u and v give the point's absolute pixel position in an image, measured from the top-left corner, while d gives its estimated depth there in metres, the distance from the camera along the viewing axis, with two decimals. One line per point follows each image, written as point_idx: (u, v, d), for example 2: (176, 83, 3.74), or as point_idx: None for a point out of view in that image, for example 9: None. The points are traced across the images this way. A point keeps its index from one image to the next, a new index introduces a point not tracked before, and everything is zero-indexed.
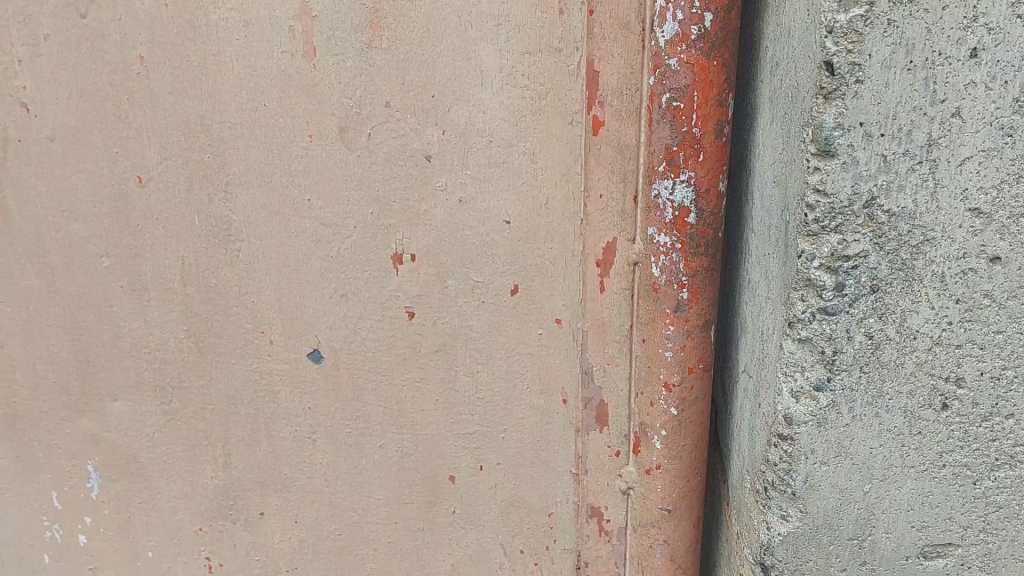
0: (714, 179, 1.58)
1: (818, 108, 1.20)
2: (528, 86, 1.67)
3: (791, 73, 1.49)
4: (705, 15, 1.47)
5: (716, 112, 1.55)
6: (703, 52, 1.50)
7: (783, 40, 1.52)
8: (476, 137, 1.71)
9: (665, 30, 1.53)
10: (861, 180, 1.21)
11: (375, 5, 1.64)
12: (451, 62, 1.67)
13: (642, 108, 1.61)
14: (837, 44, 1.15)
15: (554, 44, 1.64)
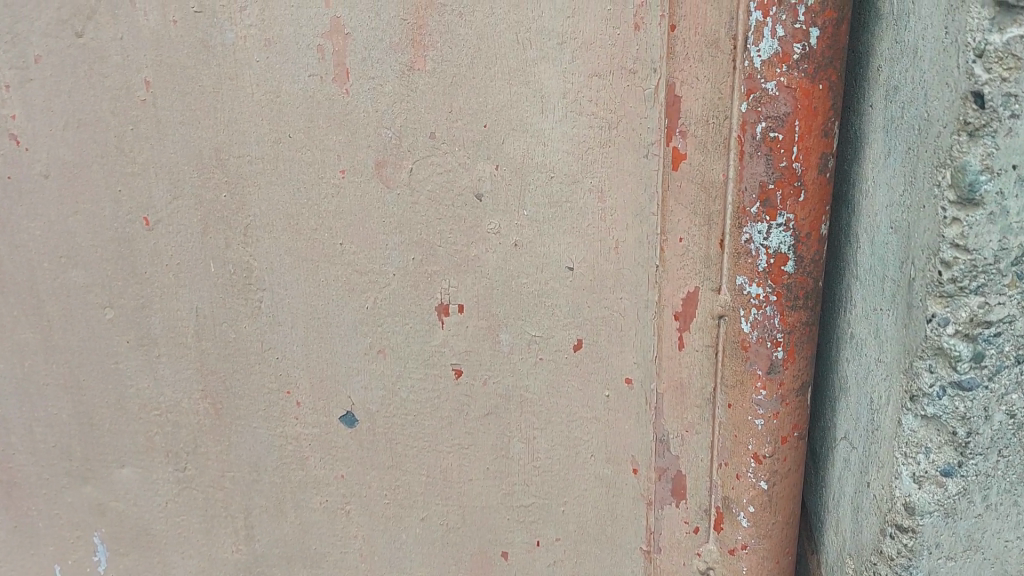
0: (816, 221, 1.33)
1: (958, 150, 1.11)
2: (597, 113, 1.43)
3: (919, 95, 1.23)
4: (810, 30, 1.25)
5: (820, 145, 1.31)
6: (806, 73, 1.27)
7: (907, 58, 1.27)
8: (535, 172, 1.47)
9: (761, 49, 1.30)
10: (1010, 233, 1.13)
11: (418, 20, 1.40)
12: (506, 86, 1.43)
13: (731, 140, 1.37)
14: (990, 70, 1.06)
15: (628, 65, 1.40)
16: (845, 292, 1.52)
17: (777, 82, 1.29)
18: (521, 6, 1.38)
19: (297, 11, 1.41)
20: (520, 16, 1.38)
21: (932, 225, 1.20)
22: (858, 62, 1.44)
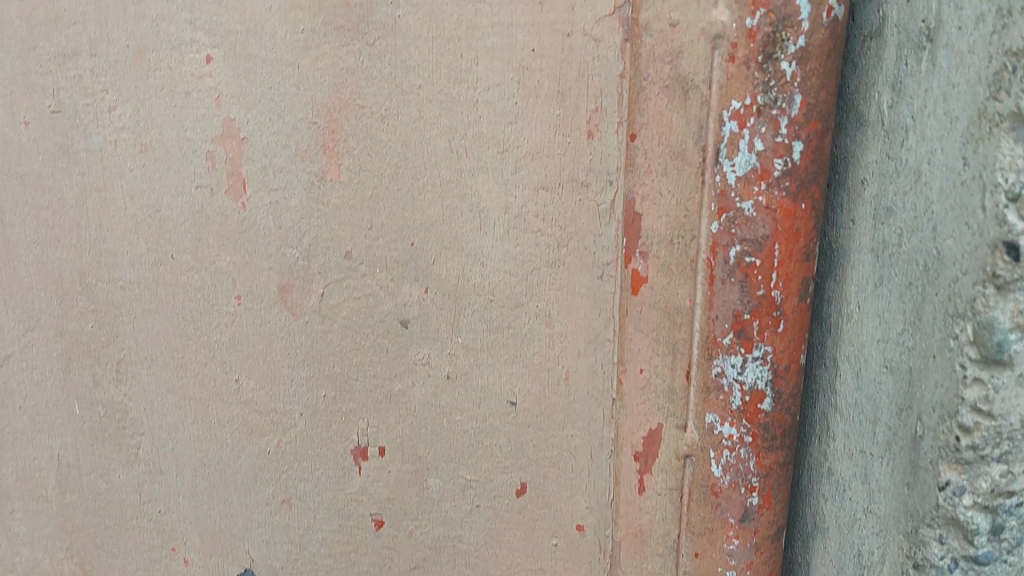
0: (795, 353, 1.17)
1: (985, 305, 0.98)
2: (544, 229, 1.22)
3: (925, 227, 1.06)
4: (794, 145, 1.09)
5: (801, 270, 1.15)
6: (789, 192, 1.11)
7: (906, 180, 1.10)
8: (471, 295, 1.25)
9: (736, 163, 1.12)
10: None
11: (331, 123, 1.16)
12: (437, 200, 1.20)
13: (700, 262, 1.18)
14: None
15: (579, 177, 1.19)
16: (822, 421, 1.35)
17: (755, 202, 1.12)
18: (456, 110, 1.16)
19: (179, 112, 1.17)
20: (455, 121, 1.16)
21: (948, 384, 1.04)
22: (838, 165, 1.27)
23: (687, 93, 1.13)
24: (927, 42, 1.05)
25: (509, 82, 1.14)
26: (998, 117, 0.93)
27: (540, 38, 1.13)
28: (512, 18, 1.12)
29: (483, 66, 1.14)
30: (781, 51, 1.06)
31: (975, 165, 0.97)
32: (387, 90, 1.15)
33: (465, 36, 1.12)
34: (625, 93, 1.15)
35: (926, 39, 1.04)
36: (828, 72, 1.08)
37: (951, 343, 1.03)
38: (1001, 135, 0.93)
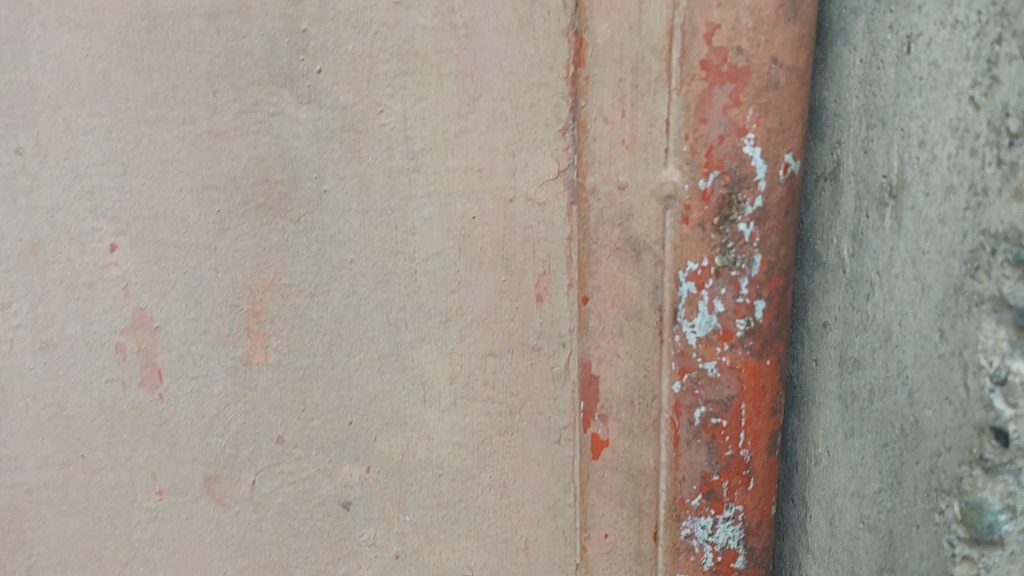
0: (766, 506, 1.10)
1: (972, 485, 0.91)
2: (494, 395, 1.12)
3: (900, 390, 0.99)
4: (756, 302, 1.00)
5: (769, 424, 1.07)
6: (754, 350, 1.02)
7: (874, 336, 1.03)
8: (417, 470, 1.15)
9: (696, 323, 1.02)
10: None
11: (254, 305, 1.08)
12: (376, 376, 1.11)
13: (662, 422, 1.08)
14: (1014, 406, 0.85)
15: (529, 340, 1.10)
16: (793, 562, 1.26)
17: (719, 363, 1.02)
18: (391, 282, 1.07)
19: (82, 304, 1.11)
20: (392, 293, 1.07)
21: (934, 559, 0.96)
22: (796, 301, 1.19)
23: (639, 255, 1.04)
24: (889, 198, 0.98)
25: (449, 250, 1.06)
26: (978, 296, 0.87)
27: (481, 206, 1.04)
28: (449, 186, 1.04)
29: (420, 237, 1.05)
30: (738, 212, 0.97)
31: (953, 339, 0.90)
32: (315, 267, 1.06)
33: (400, 207, 1.04)
34: (574, 255, 1.06)
35: (889, 195, 0.97)
36: (787, 227, 1.00)
37: (936, 518, 0.95)
38: (982, 316, 0.87)
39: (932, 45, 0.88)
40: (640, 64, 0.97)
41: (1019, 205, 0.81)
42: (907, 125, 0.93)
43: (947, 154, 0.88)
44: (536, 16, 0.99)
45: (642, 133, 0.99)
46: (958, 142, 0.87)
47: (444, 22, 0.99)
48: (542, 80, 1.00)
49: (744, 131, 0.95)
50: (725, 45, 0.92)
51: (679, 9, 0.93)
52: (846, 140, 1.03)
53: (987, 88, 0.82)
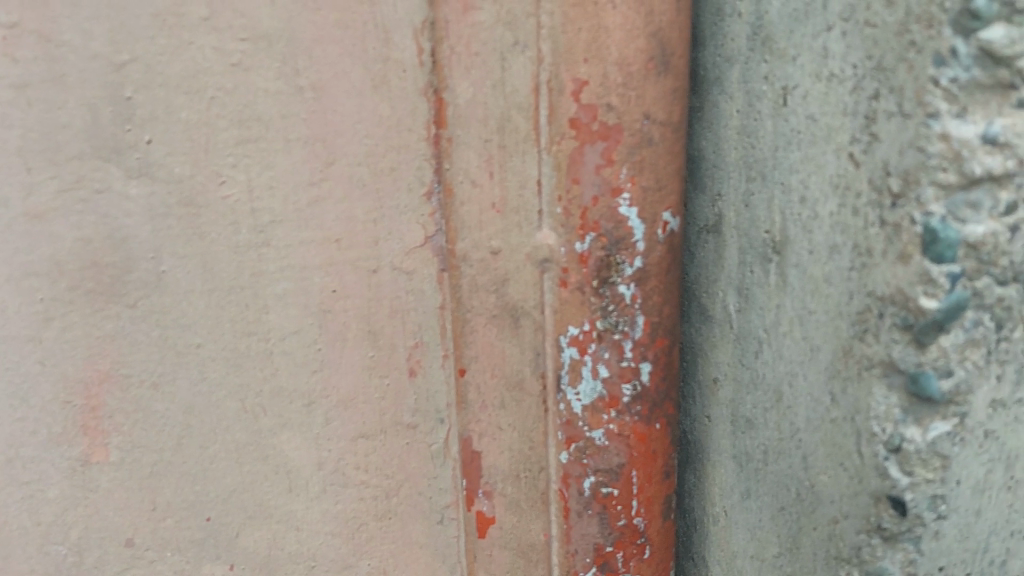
0: (664, 570, 1.06)
1: (872, 555, 0.83)
2: (368, 480, 1.04)
3: (793, 454, 0.91)
4: (641, 365, 0.96)
5: (663, 488, 1.02)
6: (642, 415, 0.97)
7: (765, 397, 0.94)
8: (286, 565, 1.05)
9: (581, 391, 0.96)
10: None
11: (90, 399, 0.96)
12: (234, 467, 1.01)
13: (551, 494, 1.02)
14: (910, 474, 0.78)
15: (403, 419, 1.02)
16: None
17: (607, 430, 0.97)
18: (245, 366, 0.97)
19: None
20: (246, 379, 0.98)
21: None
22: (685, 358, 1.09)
23: (517, 321, 0.97)
24: (773, 254, 0.90)
25: (307, 328, 0.97)
26: (867, 360, 0.80)
27: (341, 278, 0.97)
28: (303, 260, 0.95)
29: (274, 315, 0.97)
30: (617, 274, 0.92)
31: (844, 405, 0.83)
32: (157, 354, 0.95)
33: (249, 284, 0.95)
34: (448, 325, 0.99)
35: (773, 250, 0.89)
36: (669, 285, 0.95)
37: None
38: (872, 380, 0.80)
39: (808, 98, 0.82)
40: (506, 124, 0.92)
41: (906, 265, 0.74)
42: (787, 179, 0.86)
43: (829, 212, 0.81)
44: (390, 74, 0.91)
45: (513, 196, 0.94)
46: (840, 199, 0.80)
47: (288, 83, 0.90)
48: (402, 142, 0.94)
49: (619, 191, 0.90)
50: (594, 102, 0.88)
51: (545, 65, 0.89)
52: (726, 192, 0.95)
53: (867, 144, 0.76)
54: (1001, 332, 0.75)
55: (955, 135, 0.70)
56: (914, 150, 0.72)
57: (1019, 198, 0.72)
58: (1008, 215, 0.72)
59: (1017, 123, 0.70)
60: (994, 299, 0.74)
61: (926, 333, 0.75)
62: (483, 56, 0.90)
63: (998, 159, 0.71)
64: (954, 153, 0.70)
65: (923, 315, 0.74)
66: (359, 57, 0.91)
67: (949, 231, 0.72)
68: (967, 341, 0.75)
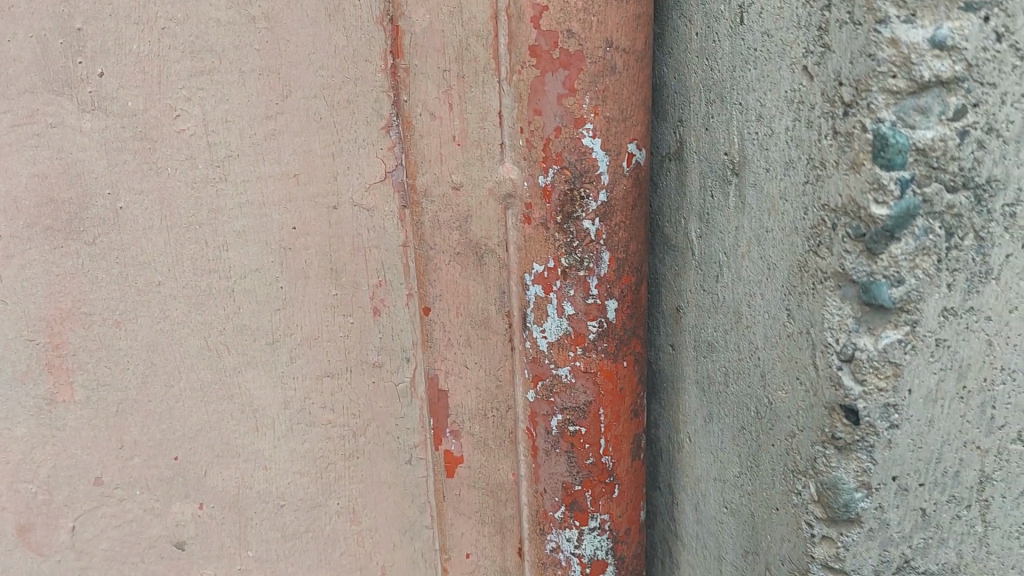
0: (632, 513, 1.02)
1: (827, 466, 0.79)
2: (335, 419, 1.06)
3: (754, 376, 0.89)
4: (608, 302, 0.92)
5: (630, 428, 0.98)
6: (607, 352, 0.94)
7: (725, 319, 0.94)
8: (255, 504, 1.06)
9: (547, 329, 0.94)
10: (890, 546, 0.78)
11: (54, 337, 0.97)
12: (200, 407, 1.02)
13: (519, 433, 1.00)
14: (862, 383, 0.75)
15: (368, 357, 1.05)
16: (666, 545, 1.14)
17: (572, 368, 0.94)
18: (207, 304, 0.99)
19: None
20: (210, 316, 1.00)
21: (796, 539, 0.85)
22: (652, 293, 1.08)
23: (481, 259, 0.96)
24: (733, 176, 0.89)
25: (268, 265, 1.00)
26: (821, 272, 0.77)
27: (302, 215, 1.00)
28: (262, 196, 0.99)
29: (234, 252, 0.99)
30: (582, 209, 0.90)
31: (800, 319, 0.81)
32: (119, 291, 0.97)
33: (208, 221, 0.98)
34: (411, 262, 1.03)
35: (732, 172, 0.88)
36: (636, 221, 0.93)
37: (794, 499, 0.85)
38: (826, 292, 0.77)
39: (763, 15, 0.80)
40: (465, 53, 0.92)
41: (857, 175, 0.72)
42: (744, 99, 0.85)
43: (784, 129, 0.79)
44: (343, 1, 0.96)
45: (473, 127, 0.94)
46: (794, 114, 0.78)
47: (240, 14, 0.94)
48: (359, 73, 0.98)
49: (582, 122, 0.87)
50: (554, 28, 0.86)
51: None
52: (688, 118, 0.95)
53: (818, 56, 0.74)
54: (951, 240, 0.70)
55: (903, 40, 0.67)
56: (864, 58, 0.69)
57: (968, 104, 0.67)
58: (956, 121, 0.68)
59: (967, 25, 0.66)
60: (943, 207, 0.70)
61: (877, 242, 0.71)
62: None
63: (947, 64, 0.67)
64: (903, 59, 0.67)
65: (874, 223, 0.71)
66: None
67: (898, 137, 0.69)
68: (917, 250, 0.71)
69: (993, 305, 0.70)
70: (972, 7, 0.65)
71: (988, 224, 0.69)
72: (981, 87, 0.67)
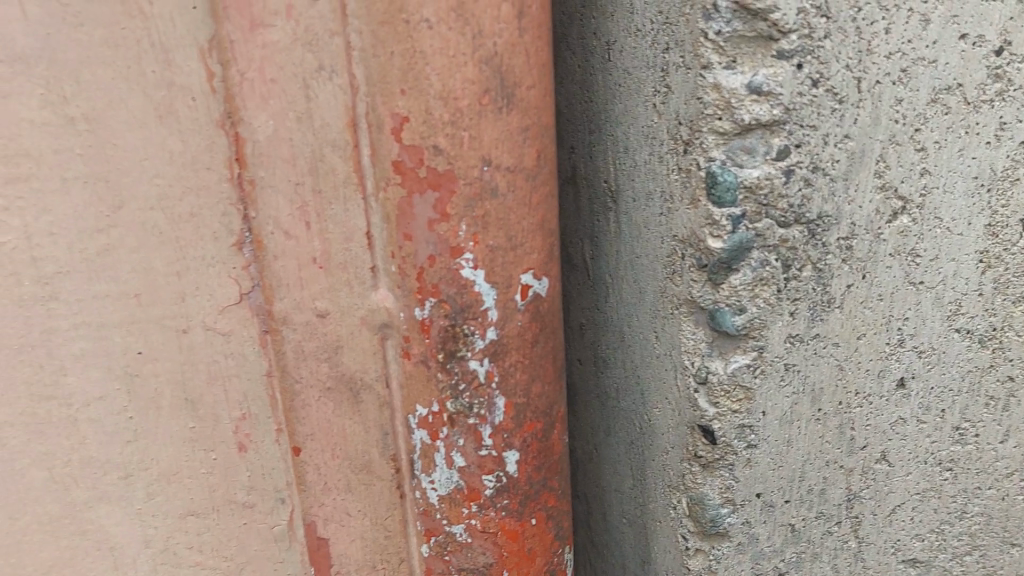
0: None
1: (694, 481, 0.96)
2: (205, 554, 1.04)
3: (634, 391, 1.05)
4: (506, 454, 0.91)
5: None
6: (510, 510, 0.93)
7: (614, 337, 1.07)
8: None
9: (435, 479, 0.93)
10: (762, 558, 1.00)
11: None
12: (49, 543, 1.03)
13: None
14: (715, 404, 0.91)
15: (237, 496, 1.02)
16: (586, 553, 1.27)
17: (467, 524, 0.93)
18: (48, 433, 0.98)
19: None
20: (52, 448, 0.98)
21: (676, 551, 1.03)
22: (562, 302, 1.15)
23: (357, 395, 0.94)
24: (611, 203, 1.02)
25: (113, 393, 0.97)
26: (677, 299, 0.92)
27: (146, 338, 0.95)
28: (101, 316, 0.94)
29: (74, 376, 0.96)
30: (467, 347, 0.87)
31: (665, 340, 0.96)
32: None
33: (44, 342, 0.95)
34: (277, 394, 0.97)
35: (611, 199, 1.02)
36: (534, 358, 0.90)
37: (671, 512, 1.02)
38: (681, 318, 0.92)
39: (624, 52, 0.94)
40: (320, 165, 0.86)
41: (695, 210, 0.86)
42: (614, 131, 0.98)
43: (644, 160, 0.94)
44: (176, 102, 0.87)
45: (337, 249, 0.89)
46: (649, 148, 0.92)
47: (58, 113, 0.87)
48: (200, 181, 0.90)
49: (460, 251, 0.84)
50: (418, 143, 0.81)
51: (361, 96, 0.82)
52: (576, 146, 1.05)
53: (664, 95, 0.88)
54: (789, 272, 0.86)
55: (725, 85, 0.81)
56: (695, 101, 0.83)
57: (790, 144, 0.82)
58: (780, 160, 0.82)
59: (780, 73, 0.79)
60: (777, 241, 0.85)
61: (717, 274, 0.87)
62: (281, 82, 0.84)
63: (765, 107, 0.80)
64: (725, 103, 0.81)
65: (712, 255, 0.86)
66: (136, 82, 0.87)
67: (727, 175, 0.83)
68: (755, 279, 0.86)
69: (836, 333, 0.90)
70: (784, 56, 0.79)
71: (824, 257, 0.87)
72: (801, 128, 0.82)
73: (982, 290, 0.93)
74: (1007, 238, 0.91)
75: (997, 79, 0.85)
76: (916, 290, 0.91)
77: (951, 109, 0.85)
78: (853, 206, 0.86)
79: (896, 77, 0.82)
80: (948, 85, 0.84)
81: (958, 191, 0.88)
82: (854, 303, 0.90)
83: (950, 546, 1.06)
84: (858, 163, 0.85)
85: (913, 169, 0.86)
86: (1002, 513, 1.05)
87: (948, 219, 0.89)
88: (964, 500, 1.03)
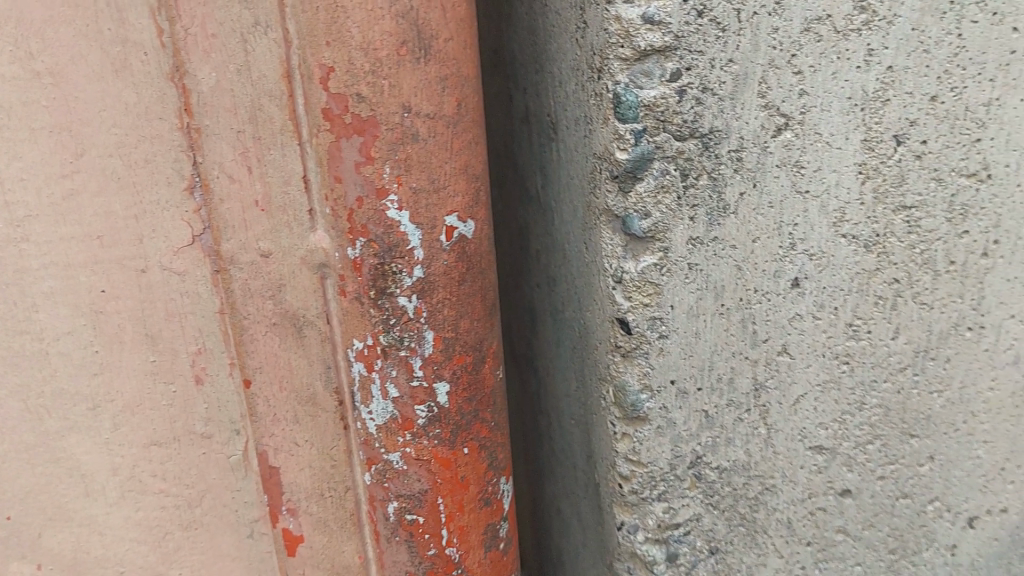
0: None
1: (617, 370, 1.00)
2: (168, 484, 1.14)
3: (574, 303, 1.09)
4: (438, 385, 1.00)
5: (480, 516, 1.07)
6: (442, 438, 1.02)
7: (557, 257, 1.12)
8: (91, 566, 1.15)
9: (373, 410, 1.02)
10: (680, 441, 1.03)
11: None
12: (27, 469, 1.10)
13: (361, 516, 1.09)
14: (630, 298, 0.96)
15: (197, 426, 1.12)
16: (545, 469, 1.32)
17: (403, 453, 1.02)
18: (21, 365, 1.06)
19: None
20: (25, 378, 1.06)
21: (607, 440, 1.05)
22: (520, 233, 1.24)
23: (301, 330, 1.02)
24: (553, 136, 1.08)
25: (81, 328, 1.06)
26: (598, 210, 0.97)
27: (109, 276, 1.04)
28: (68, 257, 1.03)
29: (45, 314, 1.05)
30: (396, 284, 0.96)
31: (590, 251, 1.01)
32: None
33: (16, 281, 1.03)
34: (228, 329, 1.08)
35: (552, 131, 1.08)
36: (461, 296, 0.99)
37: (602, 404, 1.05)
38: (602, 226, 0.96)
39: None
40: (258, 114, 0.94)
41: (606, 127, 0.92)
42: (552, 69, 1.05)
43: (572, 93, 1.00)
44: (130, 57, 0.96)
45: (277, 192, 0.97)
46: (575, 80, 0.98)
47: (25, 68, 0.96)
48: (154, 131, 0.99)
49: (385, 193, 0.93)
50: (343, 91, 0.90)
51: (296, 46, 0.90)
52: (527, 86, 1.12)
53: (583, 30, 0.94)
54: (687, 180, 0.92)
55: (625, 17, 0.87)
56: (602, 32, 0.89)
57: (681, 67, 0.88)
58: (673, 82, 0.88)
59: (668, 4, 0.86)
60: (674, 152, 0.91)
61: (625, 183, 0.92)
62: (221, 37, 0.92)
63: (657, 35, 0.87)
64: (625, 32, 0.87)
65: (618, 166, 0.92)
66: (95, 39, 0.96)
67: (629, 95, 0.89)
68: (657, 187, 0.92)
69: (734, 236, 0.96)
70: None
71: (717, 167, 0.92)
72: (690, 53, 0.88)
73: (862, 201, 0.97)
74: (883, 152, 0.96)
75: (862, 12, 0.90)
76: (803, 198, 0.96)
77: (822, 38, 0.90)
78: (741, 121, 0.91)
79: (772, 9, 0.88)
80: (818, 17, 0.89)
81: (835, 110, 0.93)
82: (748, 210, 0.95)
83: (853, 436, 1.06)
84: (743, 83, 0.90)
85: (793, 90, 0.91)
86: (900, 405, 1.06)
87: (827, 133, 0.94)
88: (862, 393, 1.04)
